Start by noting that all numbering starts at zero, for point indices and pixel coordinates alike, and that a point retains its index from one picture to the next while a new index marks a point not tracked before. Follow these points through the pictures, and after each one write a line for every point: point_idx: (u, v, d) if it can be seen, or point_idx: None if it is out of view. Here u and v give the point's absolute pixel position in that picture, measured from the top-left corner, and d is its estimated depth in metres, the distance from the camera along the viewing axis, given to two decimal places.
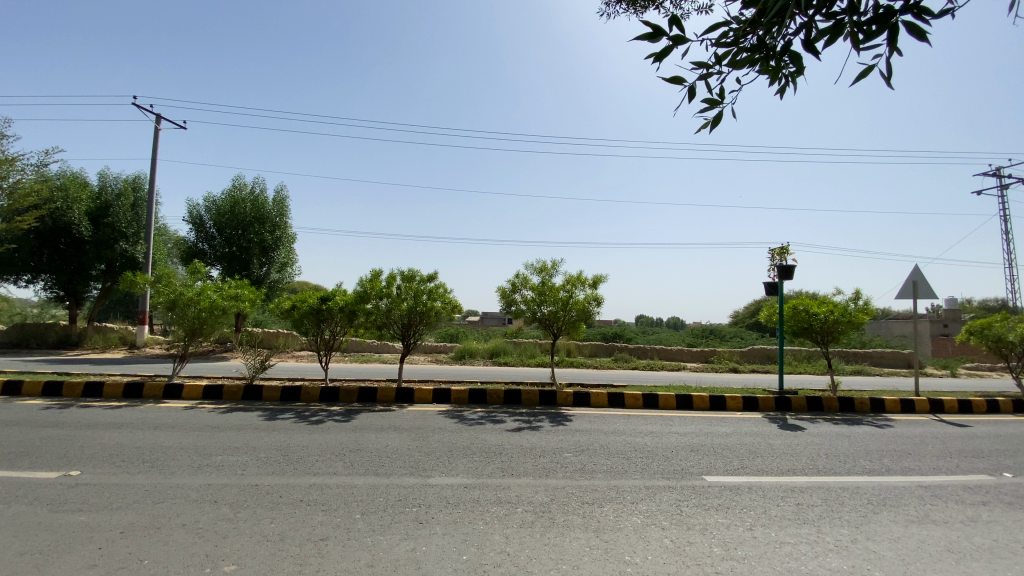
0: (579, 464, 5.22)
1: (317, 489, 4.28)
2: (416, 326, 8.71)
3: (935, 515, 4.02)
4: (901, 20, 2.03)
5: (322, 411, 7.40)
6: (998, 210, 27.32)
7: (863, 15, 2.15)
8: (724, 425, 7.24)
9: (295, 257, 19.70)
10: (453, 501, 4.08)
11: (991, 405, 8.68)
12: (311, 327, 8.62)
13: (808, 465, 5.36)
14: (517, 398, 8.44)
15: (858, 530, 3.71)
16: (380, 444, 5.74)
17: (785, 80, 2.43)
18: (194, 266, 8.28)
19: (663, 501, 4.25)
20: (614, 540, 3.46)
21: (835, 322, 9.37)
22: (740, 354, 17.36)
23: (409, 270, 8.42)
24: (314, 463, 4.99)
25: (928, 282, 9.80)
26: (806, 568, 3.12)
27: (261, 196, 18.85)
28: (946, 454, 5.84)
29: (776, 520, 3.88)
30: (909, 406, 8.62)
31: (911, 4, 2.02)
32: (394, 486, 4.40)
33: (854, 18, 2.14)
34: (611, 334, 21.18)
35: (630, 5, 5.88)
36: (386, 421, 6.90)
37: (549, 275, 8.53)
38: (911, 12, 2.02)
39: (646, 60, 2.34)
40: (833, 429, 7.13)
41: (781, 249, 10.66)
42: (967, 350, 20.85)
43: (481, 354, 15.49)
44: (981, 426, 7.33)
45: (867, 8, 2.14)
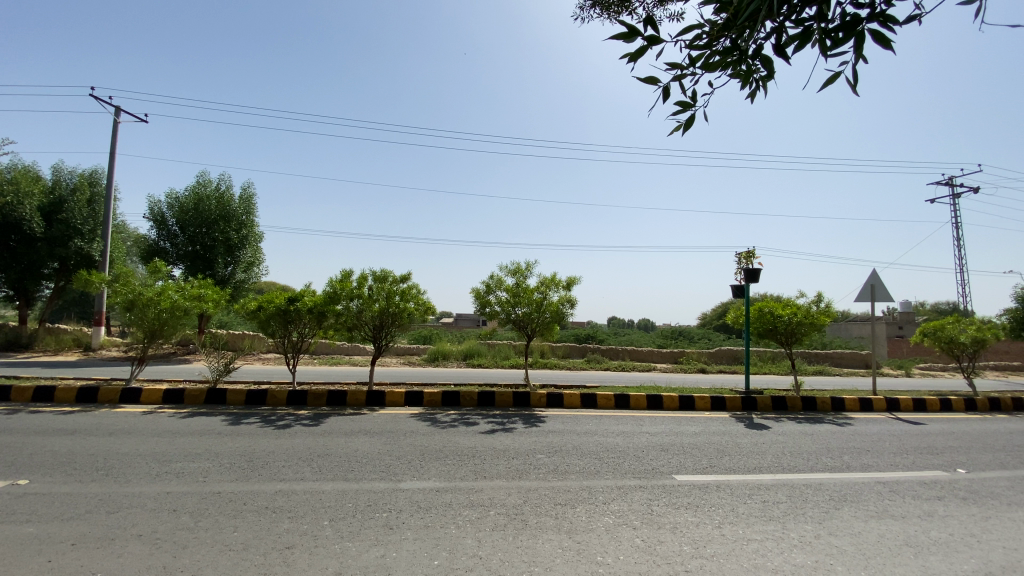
0: (552, 466, 5.22)
1: (283, 496, 4.15)
2: (387, 328, 8.57)
3: (893, 510, 4.18)
4: (867, 28, 2.11)
5: (289, 415, 7.18)
6: (950, 219, 28.76)
7: (831, 23, 2.22)
8: (694, 425, 7.37)
9: (261, 256, 19.16)
10: (425, 506, 4.02)
11: (942, 403, 9.12)
12: (279, 329, 8.39)
13: (774, 463, 5.50)
14: (490, 400, 8.41)
15: (821, 526, 3.82)
16: (349, 448, 5.62)
17: (756, 84, 2.50)
18: (155, 264, 7.93)
19: (634, 501, 4.29)
20: (586, 541, 3.47)
21: (798, 324, 9.67)
22: (708, 355, 17.82)
23: (381, 271, 8.27)
24: (280, 469, 4.83)
25: (885, 285, 10.23)
26: (773, 564, 3.19)
27: (227, 193, 18.28)
28: (903, 451, 6.10)
29: (744, 517, 3.96)
30: (869, 405, 8.97)
31: (876, 13, 2.09)
32: (364, 491, 4.31)
33: (822, 26, 2.21)
34: (584, 335, 21.43)
35: (604, 10, 6.00)
36: (356, 425, 6.75)
37: (523, 276, 8.51)
38: (876, 20, 2.10)
39: (621, 59, 2.36)
40: (796, 428, 7.36)
41: (747, 252, 10.95)
42: (920, 350, 21.90)
43: (455, 356, 15.41)
44: (935, 424, 7.68)
45: (834, 16, 2.22)
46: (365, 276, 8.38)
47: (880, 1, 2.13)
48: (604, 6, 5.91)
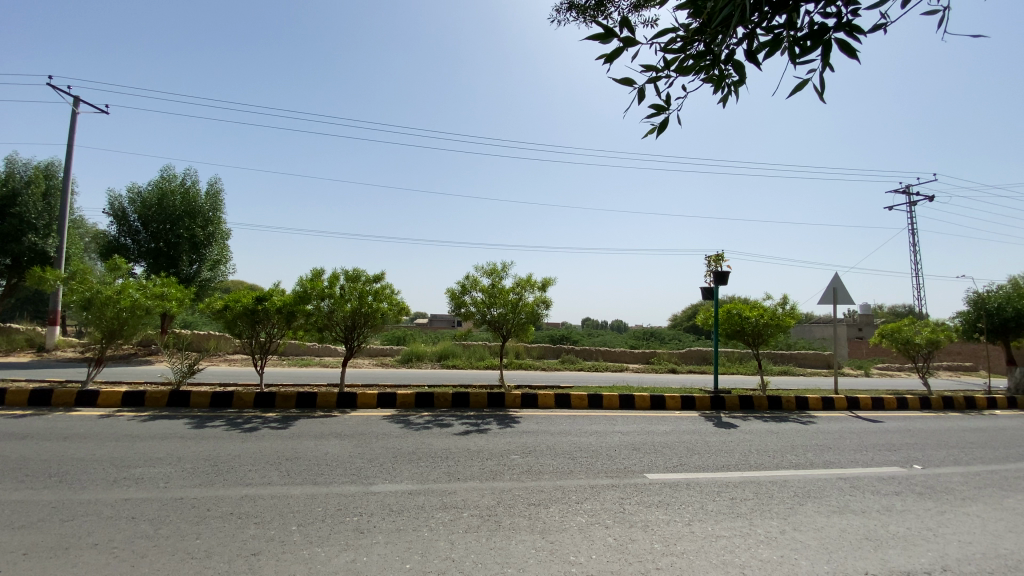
0: (526, 466, 5.23)
1: (249, 501, 4.02)
2: (360, 328, 8.42)
3: (854, 506, 4.33)
4: (834, 37, 2.18)
5: (256, 418, 6.99)
6: (907, 225, 29.99)
7: (800, 32, 2.29)
8: (665, 424, 7.50)
9: (228, 254, 18.59)
10: (397, 509, 3.96)
11: (899, 401, 9.53)
12: (246, 329, 8.16)
13: (741, 461, 5.64)
14: (464, 401, 8.34)
15: (787, 522, 3.93)
16: (319, 451, 5.49)
17: (728, 89, 2.55)
18: (114, 262, 7.61)
19: (606, 499, 4.33)
20: (559, 541, 3.48)
21: (764, 325, 9.95)
22: (679, 356, 18.15)
23: (354, 270, 8.13)
24: (246, 473, 4.69)
25: (846, 289, 10.62)
26: (740, 560, 3.26)
27: (192, 188, 17.68)
28: (863, 448, 6.33)
29: (713, 514, 4.05)
30: (831, 404, 9.30)
31: (843, 23, 2.17)
32: (334, 495, 4.22)
33: (791, 34, 2.28)
34: (559, 336, 21.53)
35: (580, 14, 6.06)
36: (326, 427, 6.62)
37: (498, 277, 8.50)
38: (843, 30, 2.17)
39: (598, 60, 2.36)
40: (763, 426, 7.57)
41: (716, 256, 11.21)
42: (879, 350, 22.85)
43: (429, 357, 15.25)
44: (893, 422, 8.00)
45: (803, 25, 2.29)
46: (336, 276, 8.22)
47: (847, 11, 2.20)
48: (581, 10, 5.97)
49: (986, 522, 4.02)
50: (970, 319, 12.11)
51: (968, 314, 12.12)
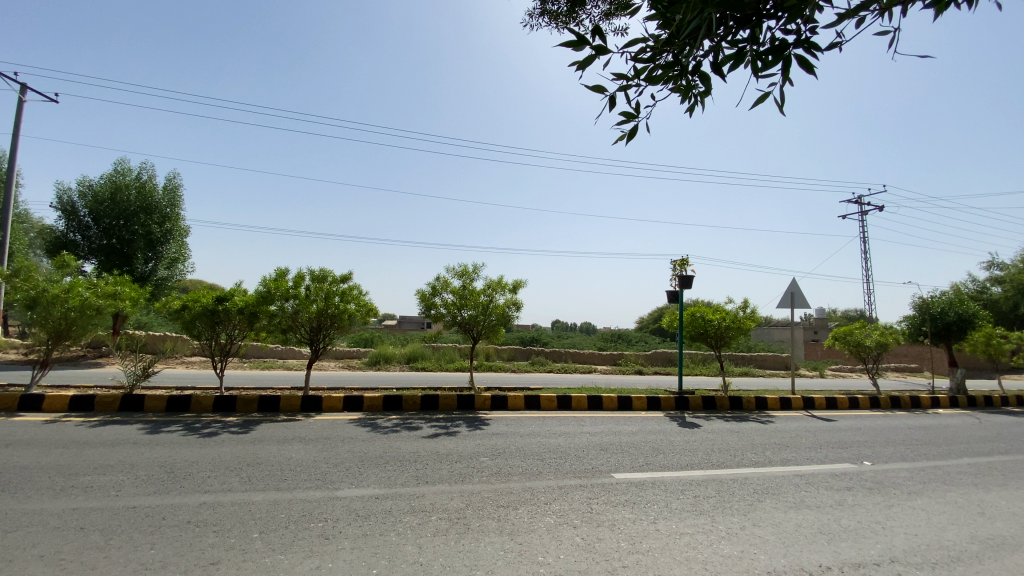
0: (495, 468, 5.23)
1: (208, 509, 3.87)
2: (325, 329, 8.23)
3: (809, 501, 4.53)
4: (794, 53, 2.28)
5: (215, 422, 6.74)
6: (860, 233, 31.35)
7: (762, 46, 2.39)
8: (631, 424, 7.64)
9: (187, 252, 17.85)
10: (363, 514, 3.90)
11: (851, 401, 10.01)
12: (205, 331, 7.86)
13: (704, 460, 5.81)
14: (433, 404, 8.27)
15: (747, 518, 4.07)
16: (282, 456, 5.34)
17: (694, 99, 2.63)
18: (62, 259, 7.20)
19: (575, 500, 4.38)
20: (528, 542, 3.49)
21: (726, 328, 10.25)
22: (645, 358, 18.50)
23: (320, 270, 7.93)
24: (205, 480, 4.52)
25: (803, 293, 11.07)
26: (703, 556, 3.35)
27: (148, 182, 16.91)
28: (818, 446, 6.62)
29: (678, 512, 4.15)
30: (788, 403, 9.69)
31: (802, 40, 2.27)
32: (298, 501, 4.11)
33: (754, 49, 2.37)
34: (529, 338, 21.59)
35: (552, 20, 6.14)
36: (290, 432, 6.44)
37: (469, 279, 8.47)
38: (801, 47, 2.28)
39: (569, 67, 2.39)
40: (725, 426, 7.81)
41: (681, 260, 11.52)
42: (833, 352, 23.90)
43: (397, 360, 15.06)
44: (845, 421, 8.39)
45: (765, 40, 2.38)
46: (302, 276, 8.01)
47: (805, 29, 2.31)
48: (553, 16, 6.05)
49: (930, 515, 4.26)
50: (915, 323, 12.79)
51: (914, 318, 12.81)
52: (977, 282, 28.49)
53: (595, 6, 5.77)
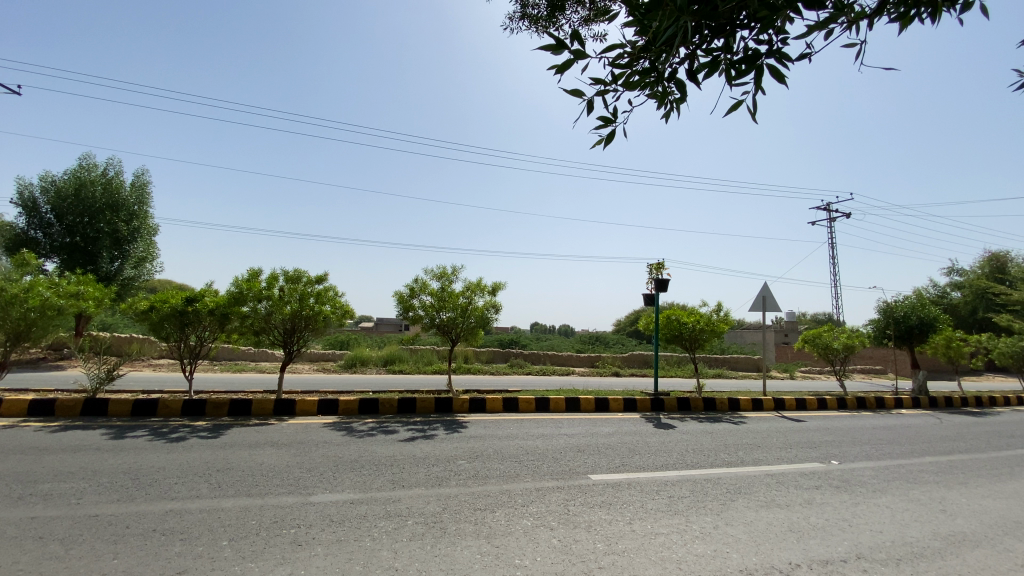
0: (473, 471, 5.20)
1: (174, 516, 3.75)
2: (299, 331, 8.07)
3: (780, 500, 4.64)
4: (766, 63, 2.35)
5: (184, 427, 6.53)
6: (829, 239, 32.27)
7: (735, 55, 2.45)
8: (608, 426, 7.71)
9: (155, 251, 17.28)
10: (337, 519, 3.83)
11: (820, 402, 10.32)
12: (174, 332, 7.63)
13: (678, 460, 5.90)
14: (410, 407, 8.20)
15: (720, 517, 4.15)
16: (254, 461, 5.21)
17: (670, 106, 2.68)
18: (22, 257, 6.90)
19: (552, 501, 4.39)
20: (505, 545, 3.49)
21: (700, 331, 10.43)
22: (622, 359, 18.71)
23: (294, 270, 7.78)
24: (172, 487, 4.37)
25: (774, 297, 11.35)
26: (677, 556, 3.40)
27: (115, 178, 16.36)
28: (789, 446, 6.79)
29: (653, 513, 4.20)
30: (760, 404, 9.92)
31: (773, 50, 2.34)
32: (270, 507, 4.02)
33: (728, 57, 2.43)
34: (507, 341, 21.60)
35: (532, 24, 6.17)
36: (262, 436, 6.29)
37: (448, 280, 8.43)
38: (773, 57, 2.35)
39: (548, 71, 2.37)
40: (699, 426, 7.95)
41: (657, 263, 11.69)
42: (802, 355, 24.56)
43: (374, 362, 14.88)
44: (813, 422, 8.63)
45: (738, 50, 2.44)
46: (275, 276, 7.85)
47: (777, 40, 2.38)
48: (534, 20, 6.08)
49: (894, 512, 4.41)
50: (880, 326, 13.23)
51: (879, 322, 13.25)
52: (937, 287, 29.66)
53: (574, 11, 5.83)
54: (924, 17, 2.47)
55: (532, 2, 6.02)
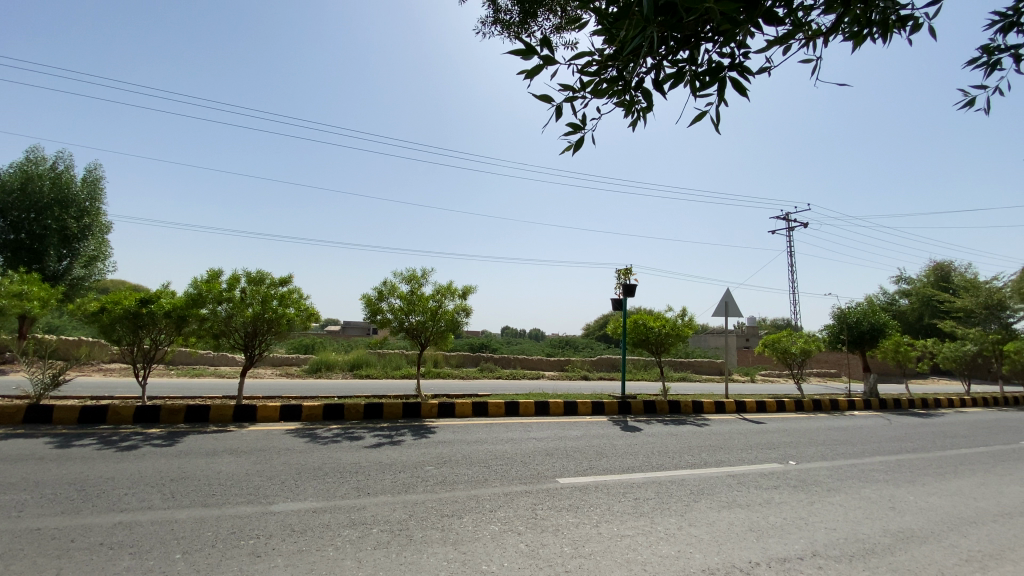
0: (440, 477, 5.15)
1: (124, 529, 3.56)
2: (261, 335, 7.80)
3: (740, 500, 4.78)
4: (728, 76, 2.42)
5: (136, 435, 6.23)
6: (789, 248, 33.46)
7: (700, 67, 2.52)
8: (576, 429, 7.77)
9: (108, 250, 16.44)
10: (299, 528, 3.72)
11: (779, 404, 10.68)
12: (126, 335, 7.28)
13: (645, 463, 6.00)
14: (377, 412, 8.04)
15: (684, 518, 4.23)
16: (211, 470, 5.02)
17: (637, 114, 2.73)
18: None
19: (520, 506, 4.39)
20: (471, 551, 3.46)
21: (666, 335, 10.64)
22: (591, 363, 18.93)
23: (257, 272, 7.56)
24: (122, 498, 4.16)
25: (736, 303, 11.71)
26: (642, 557, 3.45)
27: (64, 172, 15.55)
28: (749, 447, 7.00)
29: (619, 515, 4.25)
30: (722, 407, 10.19)
31: (735, 64, 2.42)
32: (227, 517, 3.87)
33: (693, 69, 2.50)
34: (478, 345, 21.54)
35: (504, 29, 6.20)
36: (221, 443, 6.06)
37: (418, 284, 8.35)
38: (735, 70, 2.43)
39: (518, 75, 2.36)
40: (664, 429, 8.11)
41: (625, 269, 11.89)
42: (762, 359, 25.42)
43: (340, 366, 14.58)
44: (773, 423, 8.92)
45: (703, 62, 2.52)
46: (236, 277, 7.60)
47: (739, 54, 2.46)
48: (506, 25, 6.12)
49: (847, 510, 4.60)
50: (835, 331, 13.82)
51: (834, 327, 13.83)
52: (887, 295, 31.19)
53: (546, 19, 5.89)
54: (876, 37, 2.61)
55: (504, 8, 6.08)
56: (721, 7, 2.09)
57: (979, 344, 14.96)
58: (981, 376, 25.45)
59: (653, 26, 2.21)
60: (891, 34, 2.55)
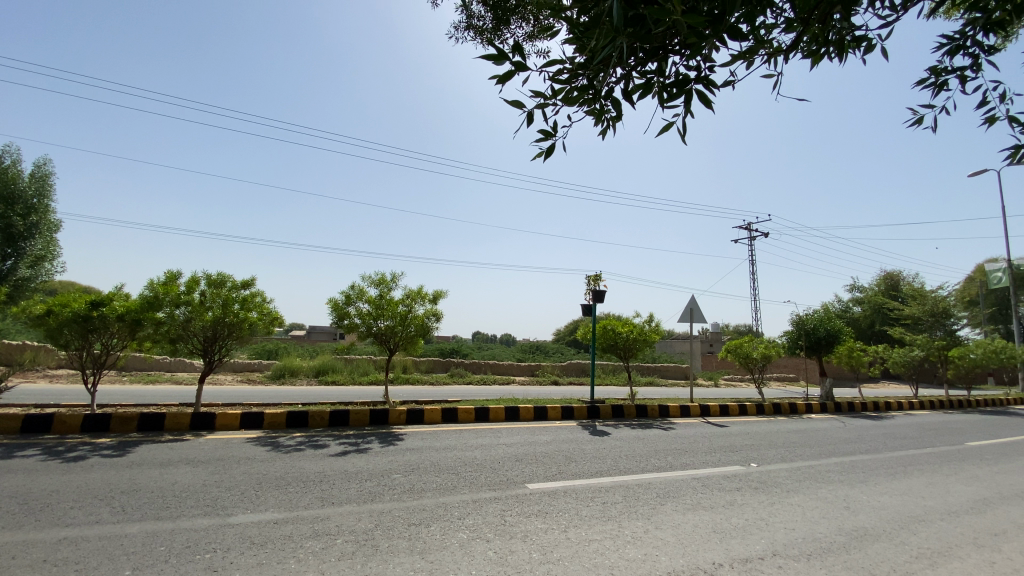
0: (407, 485, 5.07)
1: (69, 545, 3.36)
2: (221, 339, 7.53)
3: (704, 502, 4.89)
4: (694, 88, 2.50)
5: (84, 445, 5.89)
6: (751, 257, 34.58)
7: (667, 79, 2.59)
8: (545, 434, 7.80)
9: (56, 250, 15.57)
10: (259, 541, 3.60)
11: (741, 408, 11.00)
12: (75, 340, 6.90)
13: (613, 467, 6.07)
14: (343, 420, 7.86)
15: (650, 522, 4.30)
16: (166, 481, 4.80)
17: (607, 123, 2.78)
18: None
19: (488, 513, 4.37)
20: (439, 559, 3.42)
21: (634, 340, 10.82)
22: (561, 368, 19.05)
23: (218, 274, 7.30)
24: (68, 512, 3.93)
25: (701, 309, 12.02)
26: (610, 561, 3.49)
27: (10, 167, 14.64)
28: (713, 450, 7.18)
29: (587, 519, 4.28)
30: (688, 411, 10.42)
31: (701, 77, 2.50)
32: (183, 530, 3.71)
33: (661, 81, 2.56)
34: (448, 350, 21.36)
35: (477, 35, 6.25)
36: (176, 453, 5.80)
37: (387, 288, 8.24)
38: (701, 83, 2.50)
39: (490, 80, 2.37)
40: (631, 433, 8.23)
41: (595, 275, 12.05)
42: (726, 363, 26.16)
43: (305, 372, 14.21)
44: (736, 427, 9.19)
45: (671, 74, 2.59)
46: (196, 280, 7.33)
47: (704, 67, 2.54)
48: (479, 32, 6.16)
49: (805, 510, 4.76)
50: (793, 338, 14.34)
51: (792, 333, 14.36)
52: (842, 302, 32.58)
53: (518, 27, 5.94)
54: (832, 56, 2.75)
55: (477, 14, 6.09)
56: (688, 21, 2.15)
57: (925, 349, 15.79)
58: (927, 380, 26.85)
59: (623, 37, 2.25)
60: (846, 53, 2.69)
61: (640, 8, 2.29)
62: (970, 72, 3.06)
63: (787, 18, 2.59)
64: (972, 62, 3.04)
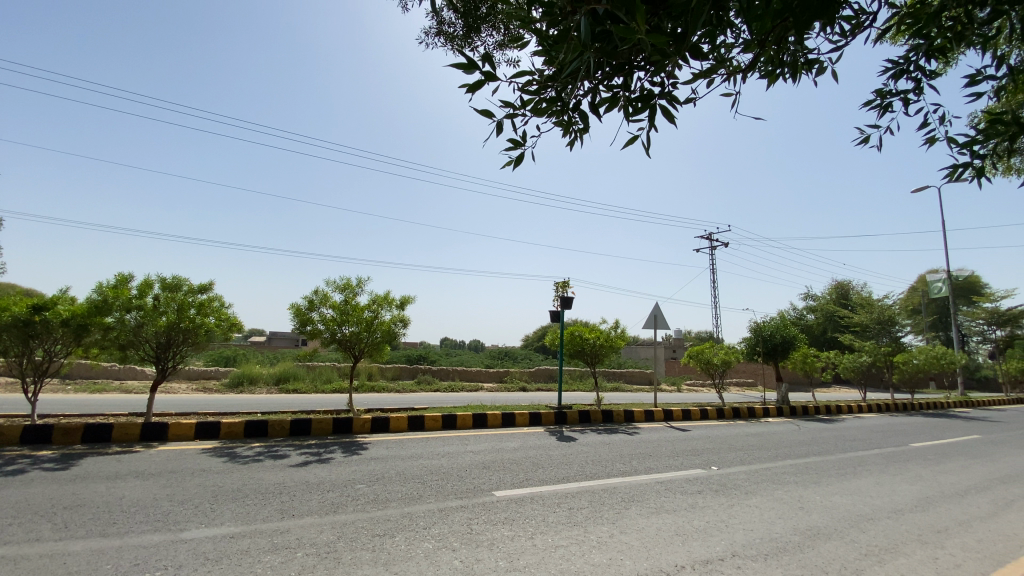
0: (372, 495, 4.98)
1: (5, 565, 3.15)
2: (176, 346, 7.22)
3: (667, 506, 4.99)
4: (657, 103, 2.58)
5: (22, 458, 5.53)
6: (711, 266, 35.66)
7: (632, 93, 2.67)
8: (512, 441, 7.79)
9: None
10: (214, 557, 3.46)
11: (703, 412, 11.30)
12: (14, 346, 6.48)
13: (579, 472, 6.12)
14: (305, 429, 7.64)
15: (614, 526, 4.36)
16: (114, 495, 4.56)
17: (574, 134, 2.85)
18: None
19: (454, 521, 4.34)
20: (404, 570, 3.38)
21: (600, 346, 10.97)
22: (528, 375, 19.11)
23: (173, 278, 7.01)
24: (3, 529, 3.68)
25: (664, 316, 12.31)
26: (575, 567, 3.52)
27: None
28: (675, 454, 7.34)
29: (553, 525, 4.31)
30: (652, 415, 10.62)
31: (664, 93, 2.59)
32: (133, 547, 3.53)
33: (627, 95, 2.64)
34: (415, 356, 21.10)
35: (447, 41, 6.27)
36: (125, 466, 5.51)
37: (352, 293, 8.10)
38: (664, 99, 2.59)
39: (459, 89, 2.39)
40: (597, 438, 8.33)
41: (563, 282, 12.18)
42: (688, 369, 26.88)
43: (265, 380, 13.76)
44: (698, 430, 9.43)
45: (636, 89, 2.67)
46: (149, 283, 7.02)
47: (668, 83, 2.63)
48: (449, 38, 6.19)
49: (763, 512, 4.92)
50: (752, 344, 14.87)
51: (751, 340, 14.89)
52: (797, 310, 33.97)
53: (489, 35, 6.00)
54: (787, 76, 2.88)
55: (447, 21, 6.12)
56: (651, 40, 2.23)
57: (873, 355, 16.63)
58: (875, 384, 28.29)
59: (590, 52, 2.31)
60: (799, 75, 2.83)
61: (606, 24, 2.36)
62: (912, 95, 3.27)
63: (745, 39, 2.70)
64: (914, 86, 3.25)
